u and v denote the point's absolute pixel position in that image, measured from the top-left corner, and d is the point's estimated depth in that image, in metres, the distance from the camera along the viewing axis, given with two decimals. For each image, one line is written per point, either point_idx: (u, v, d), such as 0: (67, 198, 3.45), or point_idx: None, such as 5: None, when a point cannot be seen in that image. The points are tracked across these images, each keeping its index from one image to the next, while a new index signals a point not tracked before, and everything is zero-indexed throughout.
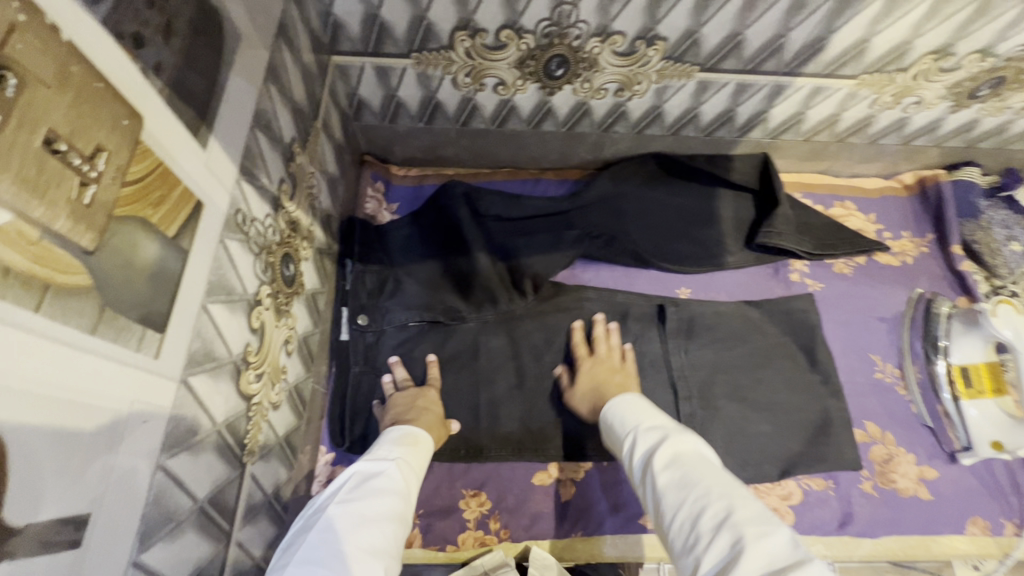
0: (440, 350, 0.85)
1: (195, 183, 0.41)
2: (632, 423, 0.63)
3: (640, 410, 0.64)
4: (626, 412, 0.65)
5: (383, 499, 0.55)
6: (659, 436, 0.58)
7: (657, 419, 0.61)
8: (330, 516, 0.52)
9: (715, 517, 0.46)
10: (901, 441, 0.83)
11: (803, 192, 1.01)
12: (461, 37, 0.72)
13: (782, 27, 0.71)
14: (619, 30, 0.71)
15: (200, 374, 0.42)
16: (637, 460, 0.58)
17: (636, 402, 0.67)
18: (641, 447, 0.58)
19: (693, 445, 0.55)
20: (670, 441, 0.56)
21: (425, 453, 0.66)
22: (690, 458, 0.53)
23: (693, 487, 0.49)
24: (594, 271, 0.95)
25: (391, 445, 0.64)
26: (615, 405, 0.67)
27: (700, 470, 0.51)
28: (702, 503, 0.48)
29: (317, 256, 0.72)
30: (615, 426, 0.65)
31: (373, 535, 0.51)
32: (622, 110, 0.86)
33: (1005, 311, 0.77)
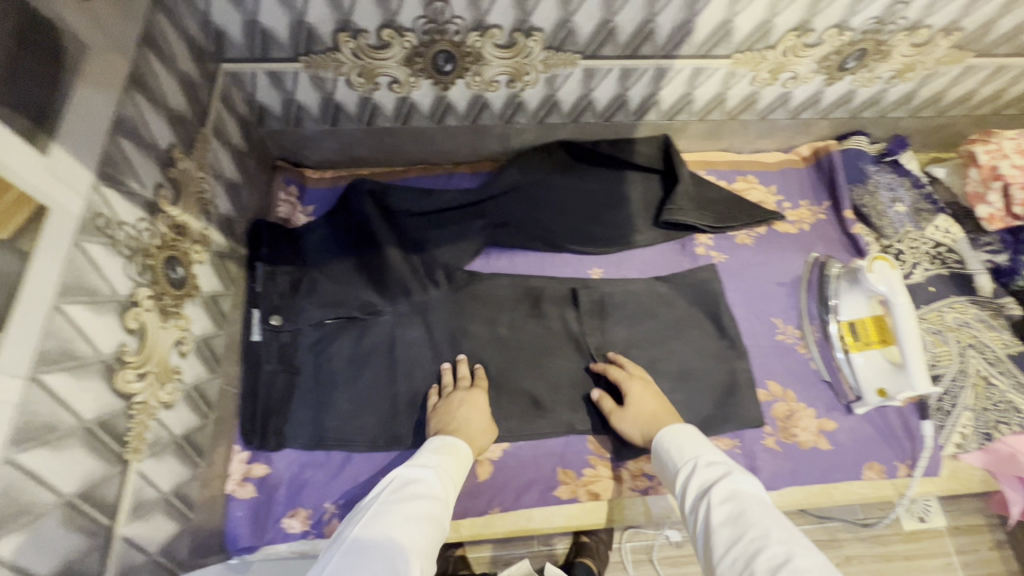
0: (357, 345, 0.87)
1: (35, 188, 0.42)
2: (693, 453, 0.64)
3: (693, 442, 0.65)
4: (682, 442, 0.66)
5: (419, 503, 0.57)
6: (719, 471, 0.59)
7: (717, 454, 0.62)
8: (373, 512, 0.55)
9: (773, 559, 0.46)
10: (801, 397, 0.88)
11: (707, 169, 1.05)
12: (345, 39, 0.74)
13: (648, 12, 0.75)
14: (495, 24, 0.74)
15: (56, 371, 0.44)
16: (694, 492, 0.59)
17: (690, 431, 0.68)
18: (699, 481, 0.59)
19: (750, 484, 0.56)
20: (732, 480, 0.56)
21: (464, 463, 0.69)
22: (756, 500, 0.54)
23: (750, 527, 0.50)
24: (509, 258, 0.98)
25: (431, 453, 0.67)
26: (665, 435, 0.69)
27: (757, 512, 0.51)
28: (762, 542, 0.48)
29: (216, 259, 0.73)
30: (671, 459, 0.66)
31: (412, 533, 0.53)
32: (518, 101, 0.90)
33: (880, 266, 0.82)
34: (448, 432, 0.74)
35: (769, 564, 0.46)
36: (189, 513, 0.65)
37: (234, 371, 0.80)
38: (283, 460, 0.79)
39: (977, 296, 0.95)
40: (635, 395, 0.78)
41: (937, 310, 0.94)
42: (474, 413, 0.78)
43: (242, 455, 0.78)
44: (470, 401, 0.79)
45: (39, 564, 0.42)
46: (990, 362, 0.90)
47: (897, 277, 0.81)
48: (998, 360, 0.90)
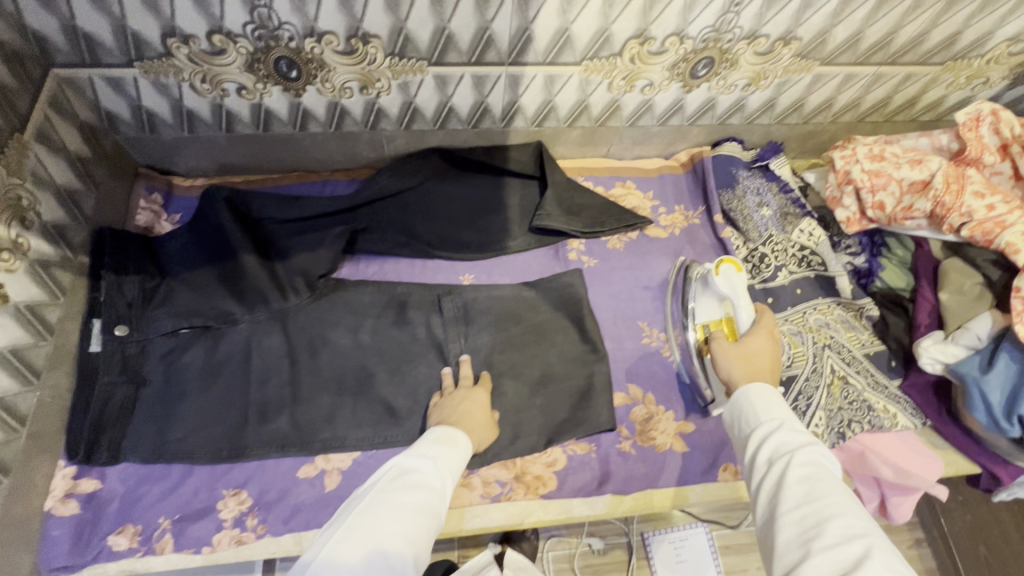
0: (210, 354, 0.86)
1: None
2: (769, 416, 0.63)
3: (772, 403, 0.65)
4: (758, 400, 0.66)
5: (416, 498, 0.59)
6: (803, 437, 0.60)
7: (795, 420, 0.63)
8: (363, 507, 0.57)
9: (850, 527, 0.49)
10: (660, 400, 0.89)
11: (585, 175, 1.07)
12: (175, 44, 0.74)
13: (481, 20, 0.76)
14: (328, 30, 0.74)
15: None
16: (761, 451, 0.60)
17: (769, 392, 0.67)
18: (777, 442, 0.59)
19: (816, 446, 0.58)
20: (814, 449, 0.57)
21: (463, 453, 0.70)
22: (827, 468, 0.56)
23: (822, 494, 0.52)
24: (379, 264, 0.97)
25: (430, 443, 0.69)
26: (748, 391, 0.67)
27: (835, 480, 0.54)
28: (842, 510, 0.51)
29: (36, 268, 0.71)
30: (749, 414, 0.65)
31: (397, 525, 0.55)
32: (378, 108, 0.90)
33: (726, 269, 0.86)
34: (448, 424, 0.76)
35: (843, 530, 0.49)
36: None
37: (67, 384, 0.78)
38: (117, 476, 0.76)
39: (841, 298, 0.97)
40: (758, 344, 0.76)
41: (801, 312, 0.95)
42: (474, 409, 0.80)
43: (66, 471, 0.75)
44: (470, 399, 0.81)
45: None
46: (846, 361, 0.91)
47: (741, 279, 0.85)
48: (853, 359, 0.92)
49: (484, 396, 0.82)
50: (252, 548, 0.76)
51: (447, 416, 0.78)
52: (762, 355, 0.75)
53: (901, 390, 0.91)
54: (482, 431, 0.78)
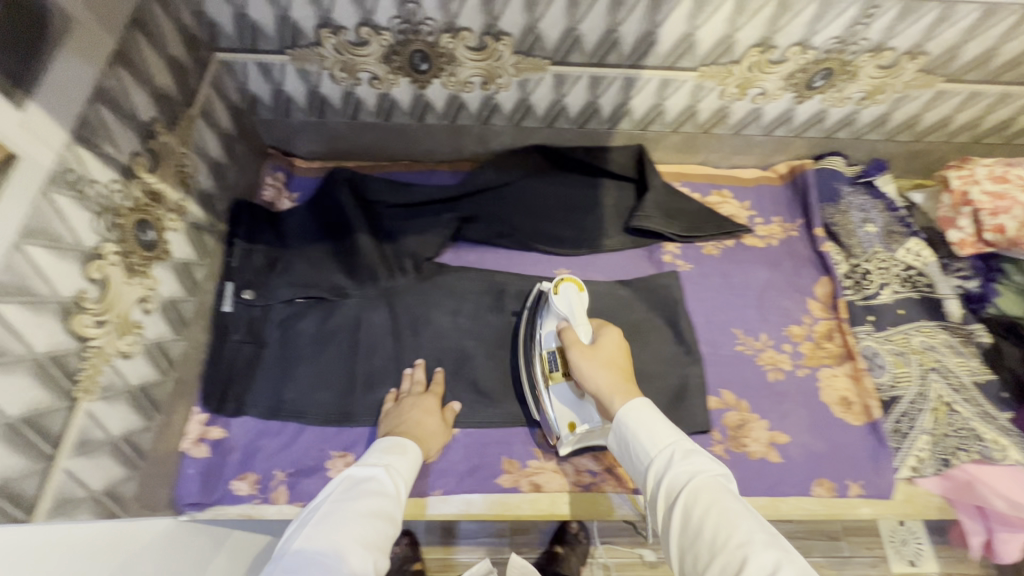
0: (323, 324, 0.91)
1: (7, 138, 0.48)
2: (658, 445, 0.65)
3: (652, 427, 0.66)
4: (644, 428, 0.67)
5: (371, 500, 0.63)
6: (691, 471, 0.61)
7: (698, 449, 0.64)
8: (323, 512, 0.60)
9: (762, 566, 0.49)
10: (753, 408, 0.89)
11: (682, 181, 1.08)
12: (326, 35, 0.80)
13: (610, 22, 0.78)
14: (465, 26, 0.79)
15: (11, 302, 0.49)
16: (659, 489, 0.62)
17: (654, 412, 0.69)
18: (668, 483, 0.61)
19: (715, 478, 0.60)
20: (706, 481, 0.59)
21: (412, 461, 0.72)
22: (729, 497, 0.57)
23: (737, 529, 0.53)
24: (479, 253, 1.01)
25: (379, 453, 0.71)
26: (627, 419, 0.68)
27: (737, 510, 0.55)
28: (746, 549, 0.51)
29: (192, 230, 0.79)
30: (640, 445, 0.66)
31: (359, 528, 0.58)
32: (493, 103, 0.94)
33: (564, 287, 0.84)
34: (398, 432, 0.77)
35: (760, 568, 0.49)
36: (140, 462, 0.69)
37: (203, 339, 0.85)
38: (239, 427, 0.82)
39: (947, 322, 0.93)
40: (608, 344, 0.79)
41: (904, 332, 0.93)
42: (428, 417, 0.81)
43: (200, 417, 0.81)
44: (420, 404, 0.81)
45: None
46: (954, 388, 0.88)
47: (581, 299, 0.84)
48: (961, 386, 0.88)
49: (434, 399, 0.84)
50: None
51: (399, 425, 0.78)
52: (615, 348, 0.79)
53: (1011, 423, 0.85)
54: (434, 437, 0.80)
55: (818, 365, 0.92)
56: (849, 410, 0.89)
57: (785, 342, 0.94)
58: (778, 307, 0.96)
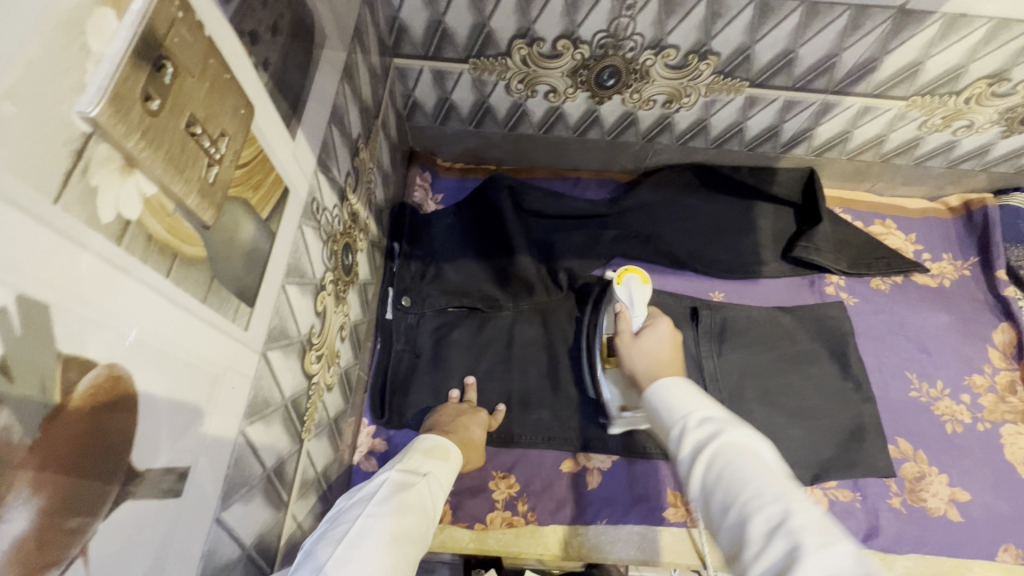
0: (476, 337, 0.88)
1: (284, 170, 0.44)
2: (679, 407, 0.53)
3: (683, 394, 0.54)
4: (668, 395, 0.55)
5: (410, 516, 0.53)
6: (710, 427, 0.49)
7: (707, 405, 0.52)
8: (356, 533, 0.49)
9: (767, 523, 0.40)
10: (933, 460, 0.83)
11: (843, 207, 1.01)
12: (519, 45, 0.75)
13: (836, 46, 0.71)
14: (673, 44, 0.73)
15: (276, 349, 0.46)
16: (680, 444, 0.50)
17: (684, 383, 0.56)
18: (691, 438, 0.49)
19: (732, 431, 0.47)
20: (722, 437, 0.47)
21: (454, 468, 0.65)
22: (743, 452, 0.45)
23: (743, 485, 0.43)
24: (632, 268, 0.98)
25: (421, 453, 0.62)
26: (659, 387, 0.57)
27: (749, 466, 0.44)
28: (752, 509, 0.41)
29: (370, 248, 0.75)
30: (659, 411, 0.55)
31: (384, 556, 0.47)
32: (668, 122, 0.88)
33: (626, 275, 0.83)
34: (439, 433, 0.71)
35: (764, 529, 0.40)
36: (328, 493, 0.66)
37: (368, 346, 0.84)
38: (403, 440, 0.81)
39: None
40: (659, 335, 0.71)
41: None
42: (473, 424, 0.76)
43: (369, 428, 0.82)
44: (474, 416, 0.77)
45: (247, 536, 0.43)
46: None
47: (643, 291, 0.82)
48: None
49: (485, 417, 0.79)
50: (520, 533, 0.78)
51: (444, 425, 0.74)
52: (659, 343, 0.70)
53: None
54: (477, 450, 0.75)
55: (1000, 420, 0.86)
56: None
57: (964, 392, 0.88)
58: (955, 351, 0.90)
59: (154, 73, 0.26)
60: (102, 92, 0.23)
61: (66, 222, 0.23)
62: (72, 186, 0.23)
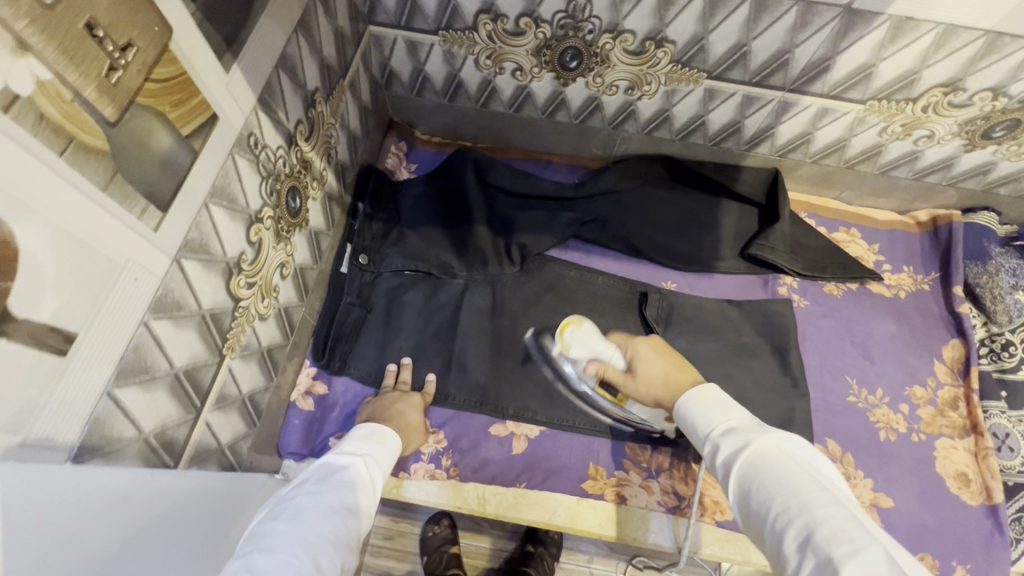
0: (427, 299, 0.91)
1: (212, 98, 0.48)
2: (708, 427, 0.58)
3: (715, 406, 0.59)
4: (699, 410, 0.60)
5: (347, 490, 0.57)
6: (739, 443, 0.53)
7: (737, 421, 0.56)
8: (295, 508, 0.52)
9: (798, 534, 0.43)
10: (860, 464, 0.83)
11: (809, 213, 1.01)
12: (485, 20, 0.79)
13: (787, 43, 0.73)
14: (630, 29, 0.76)
15: (193, 260, 0.50)
16: (720, 462, 0.55)
17: (715, 391, 0.61)
18: (724, 455, 0.54)
19: (763, 441, 0.52)
20: (751, 451, 0.52)
21: (392, 451, 0.69)
22: (774, 464, 0.49)
23: (780, 495, 0.47)
24: (586, 251, 1.00)
25: (356, 441, 0.66)
26: (685, 403, 0.62)
27: (783, 478, 0.48)
28: (786, 517, 0.45)
29: (326, 200, 0.80)
30: (694, 430, 0.60)
31: (328, 527, 0.51)
32: (632, 109, 0.91)
33: (567, 335, 0.81)
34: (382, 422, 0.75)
35: (798, 541, 0.43)
36: (256, 419, 0.71)
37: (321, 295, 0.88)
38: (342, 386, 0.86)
39: None
40: (645, 355, 0.73)
41: None
42: (409, 410, 0.80)
43: (309, 369, 0.86)
44: (407, 399, 0.81)
45: (145, 422, 0.48)
46: None
47: (586, 330, 0.81)
48: None
49: (420, 398, 0.82)
50: (440, 485, 0.81)
51: (380, 415, 0.77)
52: (648, 361, 0.72)
53: None
54: (418, 431, 0.79)
55: (937, 433, 0.86)
56: (966, 487, 0.82)
57: (903, 402, 0.88)
58: (900, 362, 0.90)
59: None
60: None
61: None
62: None
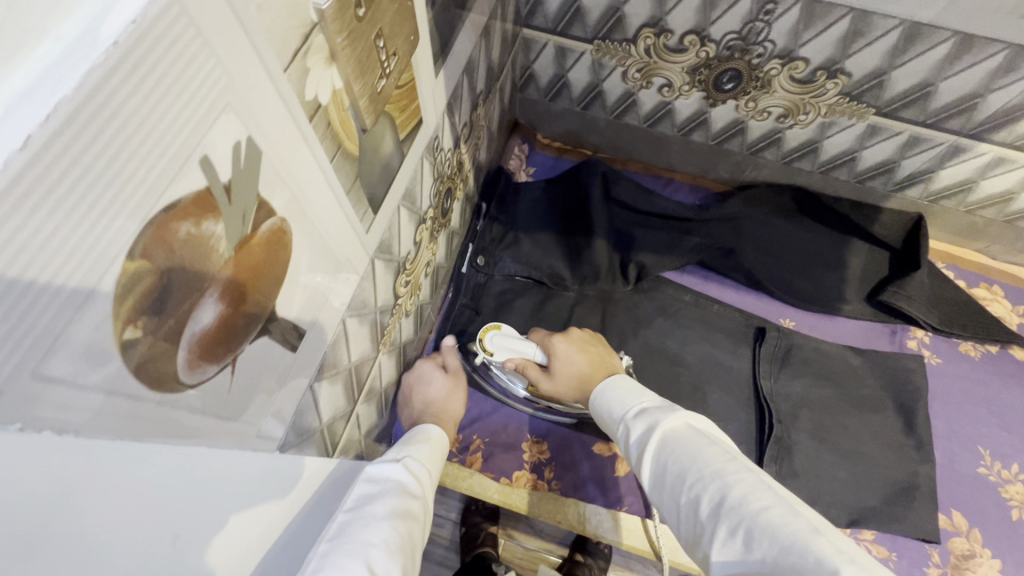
0: (539, 307, 0.91)
1: (423, 103, 0.49)
2: (621, 409, 0.54)
3: (626, 391, 0.55)
4: (614, 394, 0.56)
5: (392, 492, 0.44)
6: (646, 421, 0.49)
7: (646, 399, 0.53)
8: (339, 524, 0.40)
9: (714, 503, 0.41)
10: (987, 542, 0.77)
11: (948, 263, 0.95)
12: (647, 35, 0.76)
13: (982, 87, 0.68)
14: (804, 57, 0.72)
15: (381, 260, 0.51)
16: (631, 443, 0.50)
17: (625, 377, 0.57)
18: (636, 433, 0.49)
19: (673, 412, 0.49)
20: (661, 427, 0.48)
21: (440, 449, 0.57)
22: (685, 436, 0.46)
23: (692, 466, 0.43)
24: (703, 276, 0.98)
25: (401, 443, 0.55)
26: (603, 385, 0.57)
27: (692, 445, 0.45)
28: (700, 489, 0.42)
29: (464, 200, 0.80)
30: (605, 415, 0.56)
31: (378, 533, 0.39)
32: (777, 137, 0.87)
33: (488, 342, 0.77)
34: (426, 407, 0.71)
35: (712, 511, 0.41)
36: (382, 409, 0.72)
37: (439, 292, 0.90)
38: None
39: None
40: (564, 353, 0.68)
41: None
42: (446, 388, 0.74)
43: None
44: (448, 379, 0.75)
45: (325, 413, 0.49)
46: None
47: (505, 332, 0.77)
48: None
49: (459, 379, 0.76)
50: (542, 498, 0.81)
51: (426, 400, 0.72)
52: (564, 358, 0.68)
53: None
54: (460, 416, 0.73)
55: None
56: None
57: None
58: None
59: None
60: None
61: (284, 88, 0.27)
62: (296, 63, 0.28)
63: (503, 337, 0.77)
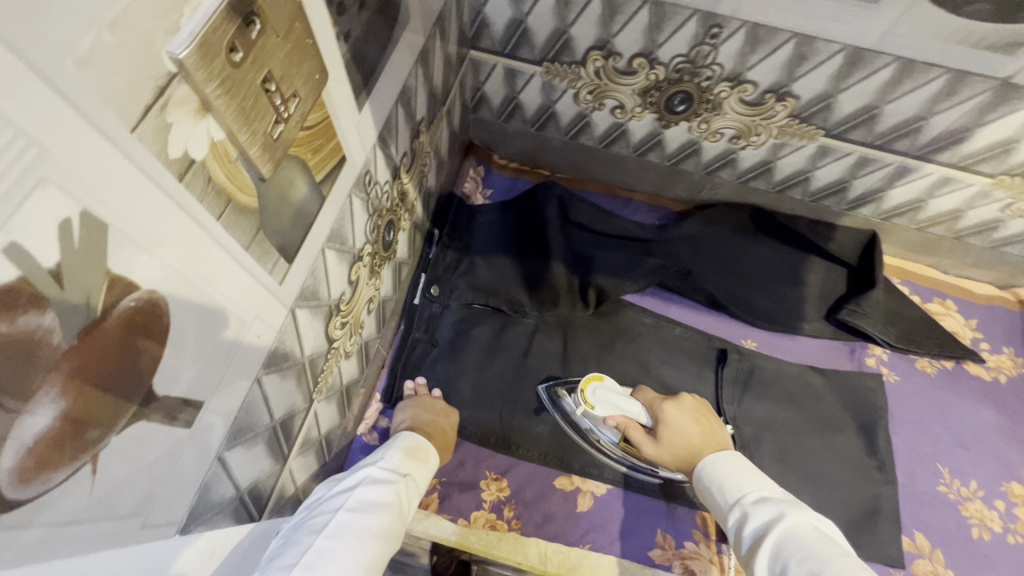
0: (496, 336, 0.87)
1: (345, 140, 0.45)
2: (738, 492, 0.56)
3: (754, 476, 0.57)
4: (734, 475, 0.58)
5: (386, 511, 0.49)
6: (769, 509, 0.51)
7: (771, 491, 0.54)
8: (337, 525, 0.45)
9: None
10: (950, 563, 0.77)
11: (902, 278, 0.95)
12: (596, 57, 0.75)
13: (925, 110, 0.68)
14: (752, 80, 0.71)
15: (305, 308, 0.47)
16: (748, 528, 0.51)
17: (748, 463, 0.59)
18: (755, 519, 0.51)
19: (807, 511, 0.50)
20: (780, 515, 0.49)
21: (428, 472, 0.61)
22: (801, 529, 0.47)
23: (807, 555, 0.44)
24: (663, 299, 0.95)
25: (401, 454, 0.59)
26: (722, 461, 0.60)
27: (818, 541, 0.45)
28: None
29: (412, 229, 0.77)
30: (720, 495, 0.57)
31: (365, 549, 0.45)
32: (732, 158, 0.86)
33: (590, 394, 0.74)
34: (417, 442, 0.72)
35: None
36: (326, 456, 0.68)
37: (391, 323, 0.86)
38: None
39: None
40: (679, 422, 0.69)
41: None
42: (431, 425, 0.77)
43: (377, 403, 0.84)
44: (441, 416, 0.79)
45: (243, 479, 0.45)
46: None
47: (607, 385, 0.75)
48: None
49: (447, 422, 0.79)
50: None
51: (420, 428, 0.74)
52: (678, 428, 0.68)
53: None
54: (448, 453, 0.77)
55: None
56: None
57: (1000, 499, 0.81)
58: (996, 454, 0.84)
59: (243, 26, 0.28)
60: (192, 37, 0.24)
61: (136, 151, 0.24)
62: (147, 120, 0.24)
63: (607, 392, 0.74)
